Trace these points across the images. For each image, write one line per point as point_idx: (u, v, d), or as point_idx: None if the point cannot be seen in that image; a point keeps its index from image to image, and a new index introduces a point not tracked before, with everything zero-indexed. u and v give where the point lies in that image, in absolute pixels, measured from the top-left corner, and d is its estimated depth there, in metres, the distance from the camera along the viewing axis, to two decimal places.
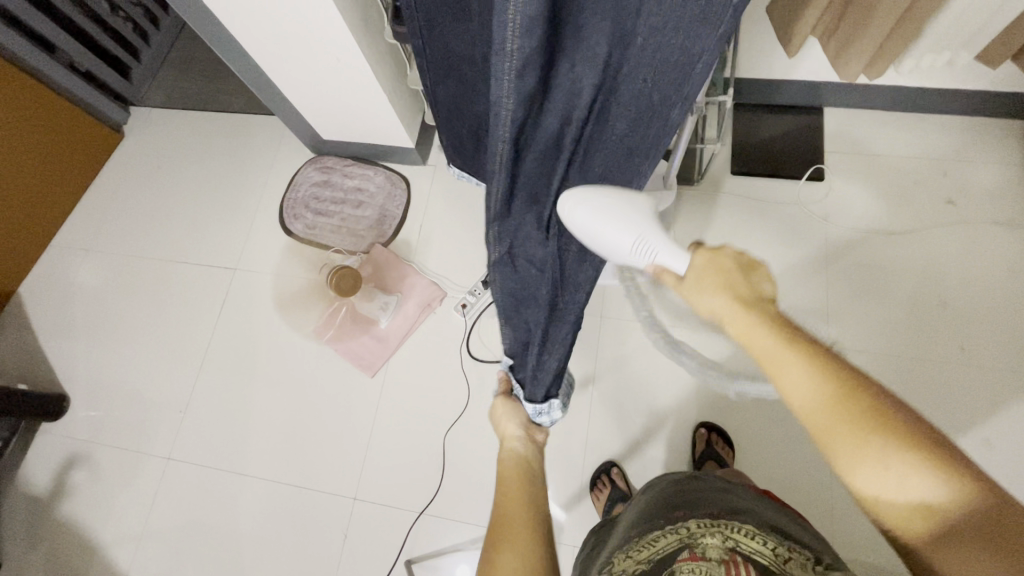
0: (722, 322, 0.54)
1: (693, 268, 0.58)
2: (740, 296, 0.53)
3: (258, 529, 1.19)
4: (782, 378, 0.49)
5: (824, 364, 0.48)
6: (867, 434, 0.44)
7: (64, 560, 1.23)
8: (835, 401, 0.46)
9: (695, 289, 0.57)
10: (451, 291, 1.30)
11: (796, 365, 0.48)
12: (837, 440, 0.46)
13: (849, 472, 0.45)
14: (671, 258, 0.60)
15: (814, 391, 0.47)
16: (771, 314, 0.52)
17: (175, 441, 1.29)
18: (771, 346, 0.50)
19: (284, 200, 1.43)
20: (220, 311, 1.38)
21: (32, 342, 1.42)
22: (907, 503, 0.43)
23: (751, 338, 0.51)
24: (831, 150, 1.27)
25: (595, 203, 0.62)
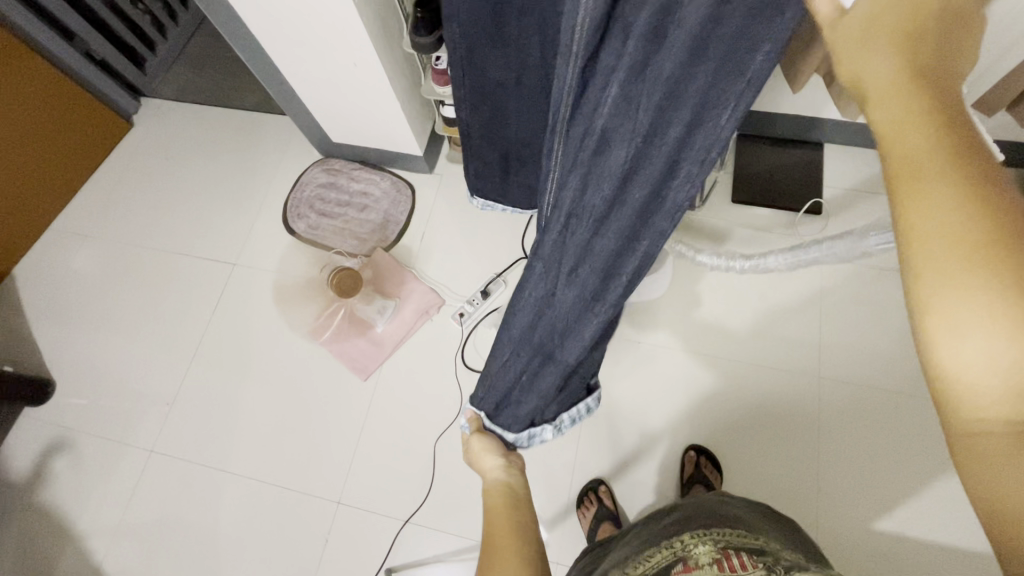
0: (867, 105, 0.31)
1: (864, 10, 0.31)
2: (910, 66, 0.29)
3: (239, 529, 1.17)
4: (921, 187, 0.28)
5: (997, 180, 0.27)
6: (999, 295, 0.26)
7: (36, 549, 1.20)
8: (976, 241, 0.26)
9: (854, 56, 0.31)
10: (450, 300, 1.30)
11: (950, 183, 0.27)
12: (940, 286, 0.27)
13: (933, 329, 0.28)
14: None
15: (954, 219, 0.27)
16: (950, 106, 0.28)
17: (160, 434, 1.27)
18: (916, 145, 0.28)
19: (288, 200, 1.44)
20: (217, 305, 1.37)
21: (24, 324, 1.41)
22: (1017, 397, 0.26)
23: (897, 133, 0.29)
24: (830, 185, 1.30)
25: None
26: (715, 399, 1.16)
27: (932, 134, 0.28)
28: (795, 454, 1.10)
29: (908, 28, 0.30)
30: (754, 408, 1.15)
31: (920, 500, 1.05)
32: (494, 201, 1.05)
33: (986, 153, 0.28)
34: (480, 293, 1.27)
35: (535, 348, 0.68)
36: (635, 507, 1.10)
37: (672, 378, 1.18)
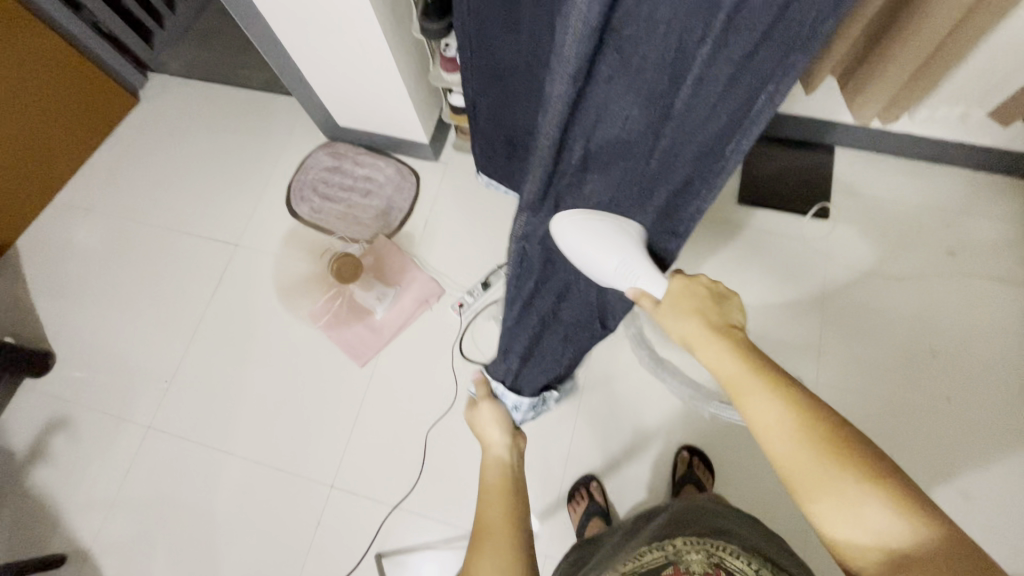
0: (697, 350, 0.58)
1: (671, 297, 0.63)
2: (711, 325, 0.58)
3: (233, 508, 1.19)
4: (753, 404, 0.51)
5: (789, 392, 0.50)
6: (817, 457, 0.46)
7: (33, 518, 1.22)
8: (791, 427, 0.48)
9: (670, 314, 0.62)
10: (450, 290, 1.30)
11: (765, 396, 0.50)
12: (794, 467, 0.47)
13: (800, 495, 0.47)
14: (649, 283, 0.66)
15: (779, 424, 0.49)
16: (740, 344, 0.56)
17: (157, 411, 1.28)
18: (737, 375, 0.53)
19: (292, 183, 1.43)
20: (217, 285, 1.37)
21: (25, 296, 1.41)
22: (863, 531, 0.44)
23: (720, 366, 0.55)
24: (837, 189, 1.28)
25: (585, 221, 0.66)
26: (711, 400, 1.16)
27: (741, 366, 0.53)
28: None
29: (706, 312, 0.60)
30: None
31: None
32: (497, 180, 1.04)
33: (779, 374, 0.52)
34: (480, 284, 1.27)
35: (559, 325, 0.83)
36: (625, 503, 1.11)
37: (668, 377, 1.18)
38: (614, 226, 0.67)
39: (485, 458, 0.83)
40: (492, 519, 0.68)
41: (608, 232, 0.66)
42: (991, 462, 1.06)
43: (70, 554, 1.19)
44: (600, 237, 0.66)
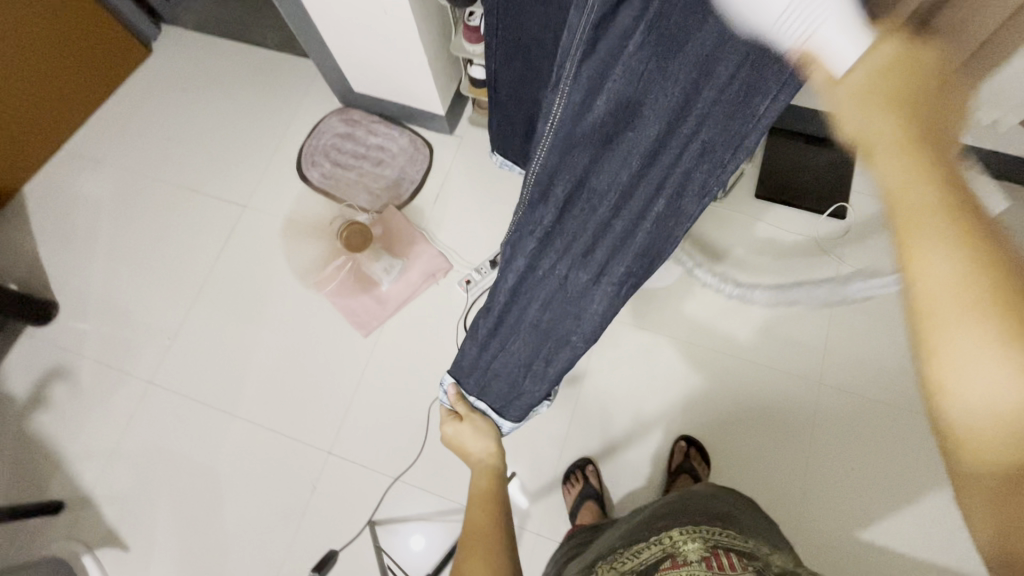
0: (865, 157, 0.34)
1: (864, 65, 0.32)
2: (913, 124, 0.32)
3: (230, 467, 1.20)
4: (927, 250, 0.31)
5: (993, 238, 0.30)
6: (1008, 343, 0.29)
7: (32, 464, 1.23)
8: (975, 291, 0.30)
9: (851, 102, 0.33)
10: (458, 266, 1.29)
11: (962, 247, 0.30)
12: (951, 343, 0.31)
13: (937, 365, 0.32)
14: (835, 37, 0.32)
15: (958, 281, 0.30)
16: (946, 165, 0.31)
17: (159, 367, 1.28)
18: (922, 202, 0.31)
19: (303, 147, 1.41)
20: (224, 245, 1.36)
21: (30, 244, 1.40)
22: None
23: (902, 182, 0.32)
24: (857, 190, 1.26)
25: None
26: (712, 394, 1.16)
27: (936, 196, 0.31)
28: (786, 456, 1.11)
29: (908, 87, 0.32)
30: (750, 406, 1.14)
31: (903, 512, 1.06)
32: (512, 162, 1.03)
33: (985, 213, 0.31)
34: (488, 262, 1.26)
35: (541, 338, 0.64)
36: (619, 488, 1.12)
37: (671, 368, 1.18)
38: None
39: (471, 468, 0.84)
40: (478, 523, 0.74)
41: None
42: None
43: (68, 501, 1.20)
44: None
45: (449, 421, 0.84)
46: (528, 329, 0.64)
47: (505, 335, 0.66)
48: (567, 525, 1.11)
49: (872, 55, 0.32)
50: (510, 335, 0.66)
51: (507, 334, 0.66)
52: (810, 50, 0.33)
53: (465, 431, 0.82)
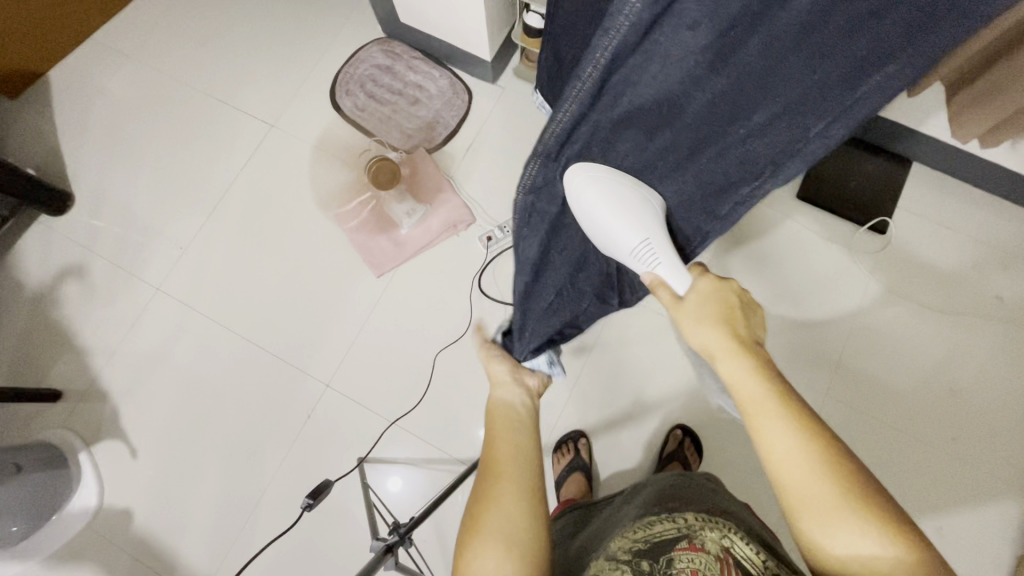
0: (716, 360, 0.52)
1: (696, 295, 0.54)
2: (739, 339, 0.51)
3: (228, 385, 1.21)
4: (765, 428, 0.48)
5: (804, 416, 0.47)
6: (824, 484, 0.45)
7: (34, 351, 1.24)
8: (804, 451, 0.46)
9: (695, 319, 0.54)
10: (481, 221, 1.26)
11: (782, 420, 0.47)
12: (794, 494, 0.46)
13: (801, 516, 0.46)
14: (671, 271, 0.55)
15: (791, 452, 0.46)
16: (764, 359, 0.51)
17: (167, 276, 1.27)
18: (760, 397, 0.48)
19: (339, 73, 1.36)
20: (246, 163, 1.33)
21: (50, 132, 1.37)
22: (859, 563, 0.43)
23: (742, 384, 0.49)
24: (903, 207, 1.21)
25: (603, 176, 0.51)
26: None
27: (763, 385, 0.49)
28: None
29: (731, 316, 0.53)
30: None
31: None
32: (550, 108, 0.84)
33: (797, 401, 0.48)
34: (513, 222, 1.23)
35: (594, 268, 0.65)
36: (608, 464, 1.13)
37: (680, 356, 1.16)
38: (636, 197, 0.54)
39: (489, 398, 0.70)
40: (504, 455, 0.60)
41: (626, 207, 0.53)
42: (974, 508, 1.07)
43: (66, 392, 1.22)
44: (620, 214, 0.52)
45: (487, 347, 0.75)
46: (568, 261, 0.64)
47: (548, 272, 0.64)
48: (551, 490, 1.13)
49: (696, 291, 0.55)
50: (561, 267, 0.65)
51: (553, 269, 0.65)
52: (656, 276, 0.56)
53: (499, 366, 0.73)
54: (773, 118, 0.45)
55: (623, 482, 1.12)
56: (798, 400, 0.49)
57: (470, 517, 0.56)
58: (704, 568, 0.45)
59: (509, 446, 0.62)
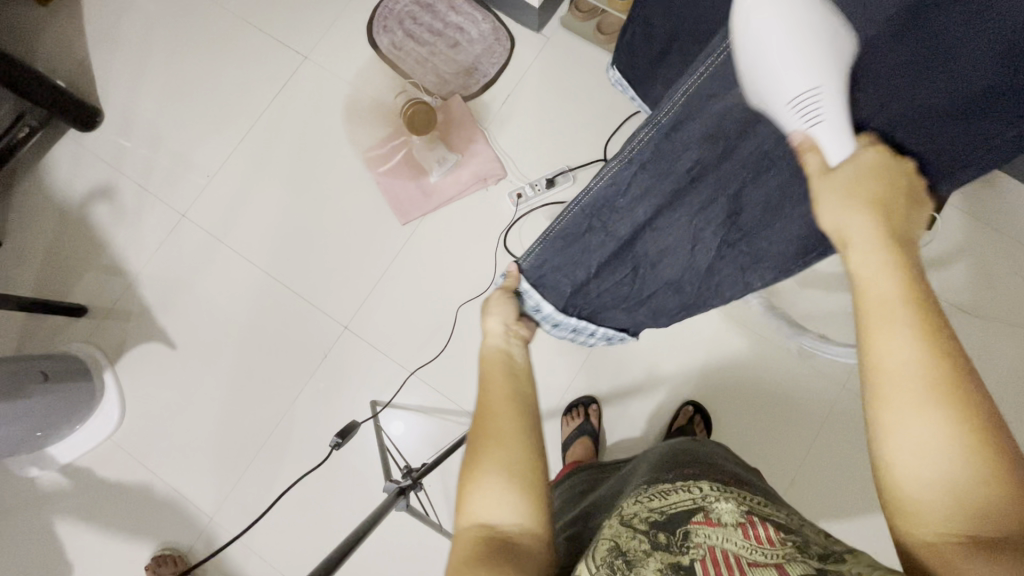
0: (847, 247, 0.42)
1: (837, 174, 0.44)
2: (888, 230, 0.41)
3: (247, 317, 1.22)
4: (883, 331, 0.37)
5: (934, 328, 0.36)
6: (940, 414, 0.34)
7: (60, 264, 1.26)
8: (928, 365, 0.35)
9: (829, 192, 0.44)
10: (511, 177, 1.23)
11: (907, 328, 0.36)
12: (899, 405, 0.35)
13: (885, 432, 0.36)
14: (833, 137, 0.44)
15: (906, 365, 0.36)
16: (912, 265, 0.40)
17: (194, 202, 1.27)
18: (891, 295, 0.38)
19: (378, 7, 1.29)
20: (277, 95, 1.29)
21: (80, 43, 1.34)
22: (950, 491, 0.33)
23: (873, 279, 0.39)
24: (954, 204, 1.16)
25: (794, 7, 0.43)
26: (733, 370, 1.14)
27: (901, 280, 0.38)
28: (787, 446, 1.10)
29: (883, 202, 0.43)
30: (768, 390, 1.12)
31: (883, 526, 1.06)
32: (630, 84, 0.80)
33: (938, 312, 0.37)
34: (545, 180, 1.19)
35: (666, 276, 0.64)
36: (615, 431, 1.14)
37: (700, 334, 1.15)
38: (829, 39, 0.43)
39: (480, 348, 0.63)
40: (503, 409, 0.53)
41: (812, 34, 0.42)
42: None
43: (91, 308, 1.24)
44: (803, 43, 0.43)
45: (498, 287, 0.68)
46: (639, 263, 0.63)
47: (619, 268, 0.63)
48: (557, 450, 1.15)
49: (853, 160, 0.45)
50: (631, 266, 0.63)
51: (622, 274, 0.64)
52: (815, 136, 0.45)
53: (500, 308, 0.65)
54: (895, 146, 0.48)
55: (629, 451, 1.13)
56: (943, 317, 0.37)
57: (472, 477, 0.49)
58: (721, 542, 0.42)
59: (503, 384, 0.56)
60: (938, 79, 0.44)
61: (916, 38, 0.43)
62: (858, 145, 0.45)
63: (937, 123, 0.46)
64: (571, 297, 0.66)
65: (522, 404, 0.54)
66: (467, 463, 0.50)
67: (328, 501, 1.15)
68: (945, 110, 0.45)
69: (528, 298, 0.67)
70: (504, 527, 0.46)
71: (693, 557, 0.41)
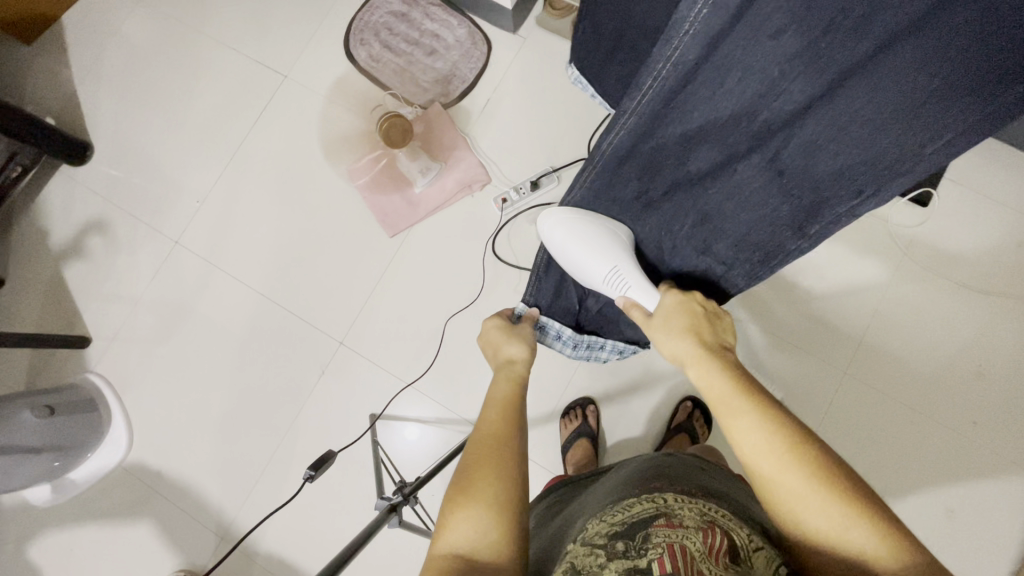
0: (689, 364, 0.58)
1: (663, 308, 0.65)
2: (704, 344, 0.59)
3: (246, 337, 1.24)
4: (736, 423, 0.50)
5: (770, 411, 0.50)
6: (801, 478, 0.45)
7: (63, 297, 1.29)
8: (775, 445, 0.47)
9: (662, 326, 0.63)
10: (496, 182, 1.22)
11: (749, 418, 0.49)
12: (772, 481, 0.46)
13: (780, 508, 0.46)
14: (641, 293, 0.68)
15: (762, 447, 0.47)
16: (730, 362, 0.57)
17: (186, 228, 1.29)
18: (726, 394, 0.53)
19: (354, 20, 1.29)
20: (259, 116, 1.30)
21: (67, 79, 1.36)
22: (838, 544, 0.43)
23: (712, 385, 0.54)
24: (951, 179, 1.13)
25: (571, 224, 0.70)
26: None
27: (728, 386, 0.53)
28: None
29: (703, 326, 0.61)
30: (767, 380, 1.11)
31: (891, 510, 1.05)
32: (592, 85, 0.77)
33: (766, 397, 0.52)
34: (529, 183, 1.18)
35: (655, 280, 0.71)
36: (614, 430, 1.13)
37: None
38: (601, 235, 0.69)
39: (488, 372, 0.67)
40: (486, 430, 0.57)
41: (590, 243, 0.69)
42: (986, 490, 1.04)
43: (94, 339, 1.27)
44: (586, 248, 0.69)
45: (493, 316, 0.73)
46: None
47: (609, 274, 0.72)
48: (558, 453, 1.14)
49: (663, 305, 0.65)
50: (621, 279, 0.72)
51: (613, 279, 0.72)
52: (629, 298, 0.69)
53: (498, 333, 0.71)
54: (841, 145, 0.53)
55: (629, 450, 1.13)
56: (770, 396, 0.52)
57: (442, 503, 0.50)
58: (681, 539, 0.43)
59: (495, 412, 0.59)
60: (868, 81, 0.48)
61: (824, 54, 0.47)
62: (659, 295, 0.67)
63: (879, 120, 0.50)
64: (581, 310, 0.75)
65: (509, 430, 0.57)
66: (454, 490, 0.51)
67: (334, 515, 1.16)
68: (892, 99, 0.48)
69: (546, 329, 0.79)
70: (476, 559, 0.46)
71: (650, 557, 0.42)
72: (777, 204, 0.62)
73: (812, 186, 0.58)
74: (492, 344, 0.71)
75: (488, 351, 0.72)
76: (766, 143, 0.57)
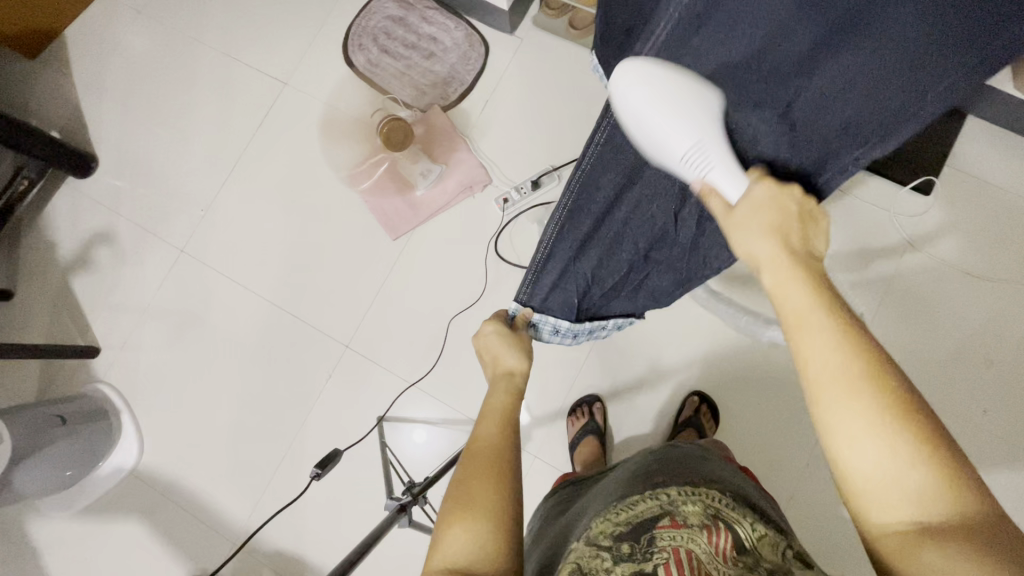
0: (763, 266, 0.48)
1: (748, 202, 0.51)
2: (789, 246, 0.48)
3: (252, 343, 1.24)
4: (808, 338, 0.42)
5: (854, 332, 0.42)
6: (870, 413, 0.39)
7: (71, 309, 1.30)
8: (850, 368, 0.40)
9: (744, 219, 0.51)
10: (497, 182, 1.22)
11: (828, 337, 0.41)
12: (839, 410, 0.40)
13: (834, 441, 0.40)
14: (724, 177, 0.53)
15: (835, 369, 0.40)
16: (818, 271, 0.47)
17: (191, 236, 1.30)
18: (806, 306, 0.44)
19: (352, 26, 1.30)
20: (260, 124, 1.31)
21: (70, 92, 1.38)
22: (896, 486, 0.38)
23: (787, 293, 0.45)
24: (953, 166, 1.12)
25: (653, 73, 0.52)
26: (737, 355, 1.12)
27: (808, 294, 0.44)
28: (798, 428, 1.08)
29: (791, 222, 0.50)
30: (774, 373, 1.11)
31: None
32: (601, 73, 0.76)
33: (851, 315, 0.43)
34: (530, 182, 1.19)
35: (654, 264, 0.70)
36: (621, 427, 1.13)
37: (700, 323, 1.13)
38: (693, 95, 0.52)
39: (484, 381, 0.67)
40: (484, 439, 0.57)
41: (671, 103, 0.52)
42: (999, 478, 1.04)
43: (103, 349, 1.28)
44: (669, 112, 0.52)
45: (491, 321, 0.71)
46: (621, 256, 0.69)
47: (608, 258, 0.69)
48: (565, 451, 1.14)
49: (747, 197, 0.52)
50: (620, 264, 0.70)
51: (610, 263, 0.70)
52: (708, 183, 0.54)
53: (495, 341, 0.69)
54: (852, 91, 0.52)
55: (637, 447, 1.13)
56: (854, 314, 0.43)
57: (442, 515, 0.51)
58: (686, 542, 0.43)
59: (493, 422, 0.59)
60: (872, 36, 0.48)
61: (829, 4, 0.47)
62: (745, 180, 0.53)
63: (893, 66, 0.49)
64: (578, 305, 0.72)
65: (509, 438, 0.57)
66: (451, 501, 0.51)
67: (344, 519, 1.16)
68: (896, 49, 0.48)
69: (543, 325, 0.74)
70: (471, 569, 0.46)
71: (656, 561, 0.42)
72: (785, 157, 0.58)
73: (820, 142, 0.56)
74: (490, 351, 0.69)
75: (487, 358, 0.69)
76: (779, 88, 0.54)
